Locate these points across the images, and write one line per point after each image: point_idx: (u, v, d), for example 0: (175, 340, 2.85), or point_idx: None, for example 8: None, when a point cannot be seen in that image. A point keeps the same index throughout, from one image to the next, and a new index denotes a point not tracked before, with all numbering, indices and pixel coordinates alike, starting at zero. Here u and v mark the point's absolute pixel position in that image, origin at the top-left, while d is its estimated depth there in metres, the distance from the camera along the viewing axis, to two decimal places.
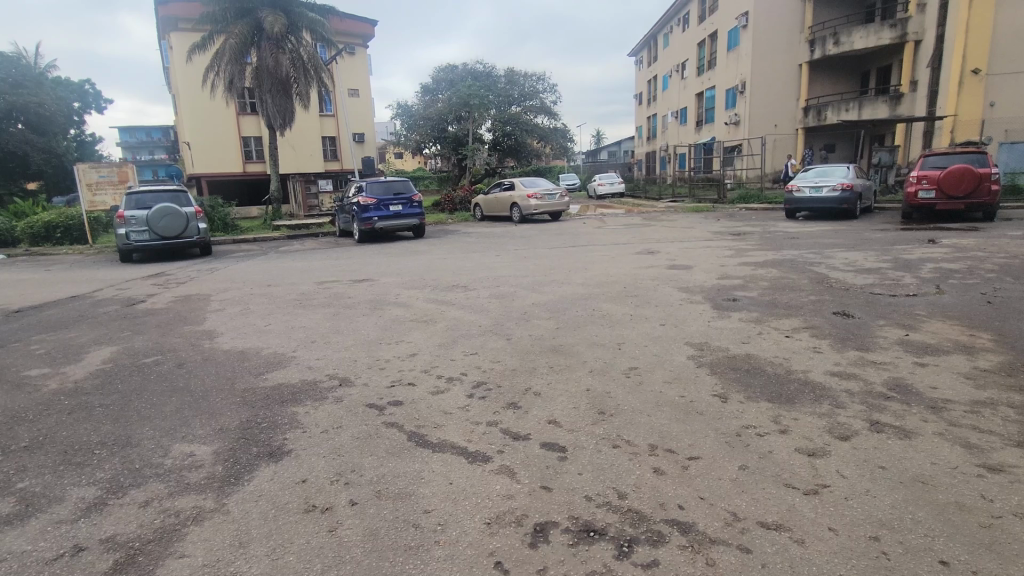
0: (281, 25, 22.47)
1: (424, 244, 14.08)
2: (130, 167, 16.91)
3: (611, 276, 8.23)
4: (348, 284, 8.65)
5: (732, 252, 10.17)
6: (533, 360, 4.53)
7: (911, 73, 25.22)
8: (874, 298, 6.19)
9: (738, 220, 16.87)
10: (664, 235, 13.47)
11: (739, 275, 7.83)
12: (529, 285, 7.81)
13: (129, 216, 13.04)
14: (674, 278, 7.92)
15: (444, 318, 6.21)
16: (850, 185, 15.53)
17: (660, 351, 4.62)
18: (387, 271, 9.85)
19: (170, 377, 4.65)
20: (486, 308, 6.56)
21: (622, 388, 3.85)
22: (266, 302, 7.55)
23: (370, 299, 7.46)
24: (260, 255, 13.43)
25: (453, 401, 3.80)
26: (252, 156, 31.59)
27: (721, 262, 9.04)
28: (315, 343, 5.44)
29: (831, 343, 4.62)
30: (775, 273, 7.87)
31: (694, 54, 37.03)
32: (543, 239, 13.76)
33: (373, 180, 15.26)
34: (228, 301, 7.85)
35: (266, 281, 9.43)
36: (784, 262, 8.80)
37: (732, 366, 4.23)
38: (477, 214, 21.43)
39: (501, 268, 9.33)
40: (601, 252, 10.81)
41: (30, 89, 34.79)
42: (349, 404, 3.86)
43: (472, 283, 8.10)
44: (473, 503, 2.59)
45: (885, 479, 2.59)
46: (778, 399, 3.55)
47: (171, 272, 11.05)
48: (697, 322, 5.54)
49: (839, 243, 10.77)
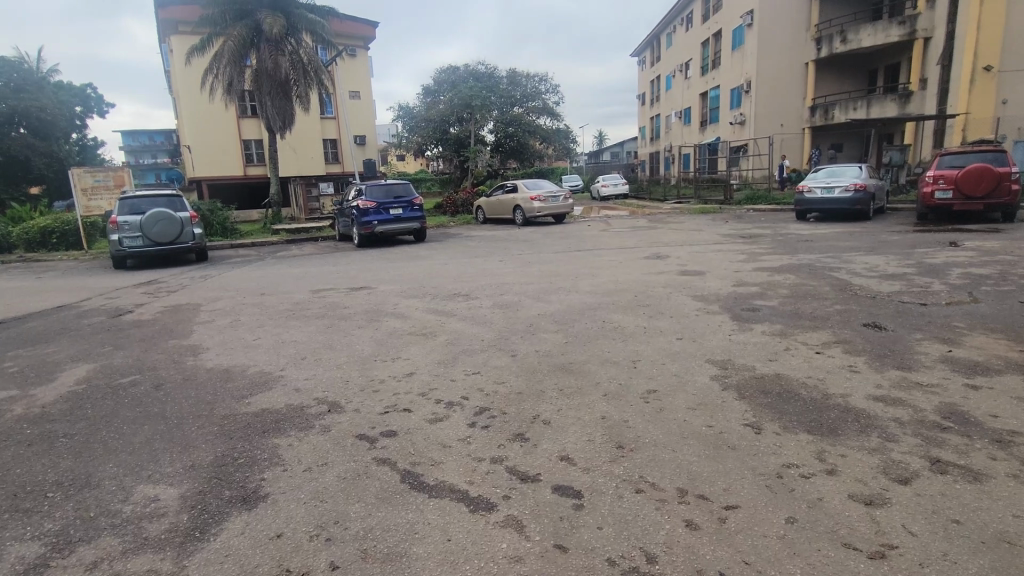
0: (280, 27, 22.14)
1: (425, 248, 13.74)
2: (127, 171, 16.55)
3: (620, 283, 7.84)
4: (345, 293, 8.28)
5: (745, 256, 9.78)
6: (540, 382, 4.13)
7: (921, 71, 24.61)
8: (905, 307, 5.78)
9: (747, 222, 16.46)
10: (672, 238, 13.07)
11: (755, 282, 7.43)
12: (535, 294, 7.44)
13: (122, 221, 12.67)
14: (687, 285, 7.52)
15: (445, 330, 5.83)
16: (863, 185, 15.12)
17: (679, 370, 4.22)
18: (386, 278, 9.46)
19: (145, 403, 4.24)
20: (490, 319, 6.18)
21: (641, 417, 3.45)
22: (258, 313, 7.17)
23: (367, 309, 7.08)
24: (257, 261, 13.07)
25: (452, 431, 3.40)
26: (252, 159, 31.26)
27: (735, 267, 8.64)
28: (305, 361, 5.05)
29: (868, 361, 4.22)
30: (794, 279, 7.47)
31: (698, 54, 36.63)
32: (547, 243, 13.39)
33: (373, 184, 14.89)
34: (219, 311, 7.48)
35: (260, 289, 9.06)
36: (802, 268, 8.39)
37: (761, 389, 3.82)
38: (480, 217, 21.05)
39: (505, 275, 8.94)
40: (608, 257, 10.42)
41: (30, 93, 34.54)
42: (337, 435, 3.46)
43: (475, 291, 7.73)
44: (475, 569, 2.20)
45: (963, 539, 2.20)
46: (819, 431, 3.16)
47: (164, 280, 10.68)
48: (716, 335, 5.13)
49: (856, 246, 10.37)
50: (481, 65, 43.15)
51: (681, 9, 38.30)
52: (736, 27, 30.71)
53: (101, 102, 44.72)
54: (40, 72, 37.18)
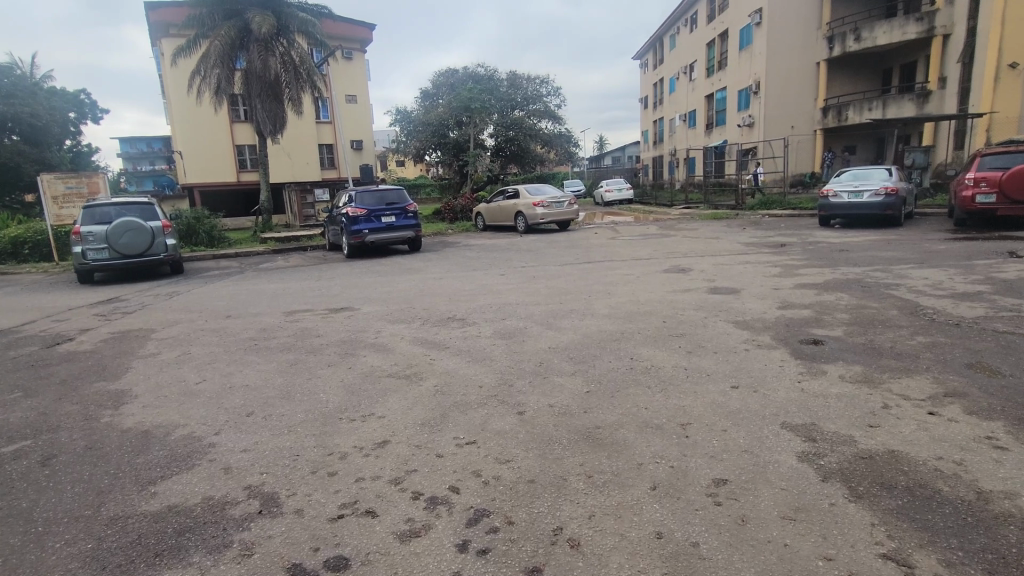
0: (269, 26, 20.99)
1: (421, 260, 12.64)
2: (101, 177, 15.45)
3: (643, 304, 6.70)
4: (323, 316, 7.16)
5: (780, 269, 8.64)
6: (559, 463, 3.00)
7: (940, 69, 23.36)
8: (1007, 341, 4.64)
9: (766, 228, 15.36)
10: (689, 247, 11.95)
11: (804, 304, 6.31)
12: (544, 317, 6.32)
13: (85, 232, 11.54)
14: (723, 308, 6.36)
15: (435, 371, 4.67)
16: (895, 189, 13.94)
17: (752, 446, 3.08)
18: (374, 296, 8.36)
19: (12, 491, 3.05)
20: (492, 355, 5.02)
21: (716, 538, 2.30)
22: (214, 344, 6.01)
23: (344, 339, 5.94)
24: (237, 274, 11.96)
25: (432, 564, 2.26)
26: (246, 164, 30.19)
27: (773, 283, 7.51)
28: (249, 420, 3.88)
29: (1010, 428, 3.09)
30: (851, 300, 6.33)
31: (703, 55, 35.62)
32: (553, 253, 12.27)
33: (364, 190, 13.77)
34: (169, 341, 6.32)
35: (228, 310, 7.89)
36: (851, 284, 7.27)
37: (880, 481, 2.68)
38: (479, 224, 19.91)
39: (506, 293, 7.83)
40: (623, 270, 9.32)
41: (20, 99, 33.49)
42: (258, 568, 2.30)
43: (473, 314, 6.62)
44: None
45: None
46: (1009, 574, 2.03)
47: (126, 298, 9.54)
48: (781, 382, 4.00)
49: (901, 257, 9.23)
50: (481, 69, 42.23)
51: (685, 10, 37.32)
52: (744, 27, 29.67)
53: (95, 107, 43.60)
54: (31, 77, 36.18)
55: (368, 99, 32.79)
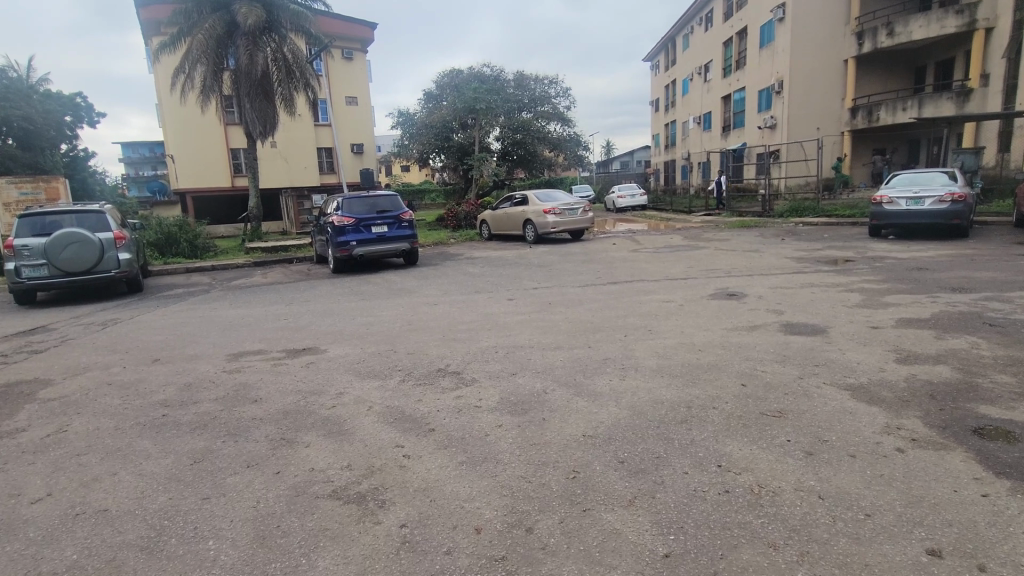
0: (255, 18, 19.21)
1: (416, 276, 10.93)
2: (61, 181, 13.99)
3: (705, 352, 4.92)
4: (275, 363, 5.42)
5: (861, 295, 6.88)
6: None
7: (981, 66, 21.38)
8: None
9: (809, 239, 13.61)
10: (730, 263, 10.21)
11: (931, 356, 4.55)
12: (569, 374, 4.54)
13: (20, 246, 9.86)
14: (818, 360, 4.58)
15: (407, 489, 2.90)
16: (962, 195, 12.10)
17: None
18: (348, 330, 6.62)
19: None
20: (503, 451, 3.26)
21: None
22: (106, 416, 4.23)
23: (287, 409, 4.17)
24: (202, 294, 10.26)
25: None
26: (241, 168, 28.64)
27: (866, 320, 5.75)
28: None
29: None
30: (995, 351, 4.57)
31: (719, 54, 33.79)
32: (568, 269, 10.58)
33: (353, 196, 12.08)
34: (52, 404, 4.58)
35: (159, 352, 6.14)
36: (968, 321, 5.52)
37: None
38: (484, 232, 18.15)
39: (513, 329, 6.11)
40: (659, 295, 7.55)
41: (10, 101, 31.87)
42: None
43: (472, 367, 4.86)
44: None
45: None
46: None
47: (56, 328, 7.82)
48: (1014, 541, 2.25)
49: (1003, 279, 7.47)
50: (486, 70, 40.60)
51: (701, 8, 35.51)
52: (765, 22, 27.88)
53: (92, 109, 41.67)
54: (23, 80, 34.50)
55: (368, 100, 31.17)
